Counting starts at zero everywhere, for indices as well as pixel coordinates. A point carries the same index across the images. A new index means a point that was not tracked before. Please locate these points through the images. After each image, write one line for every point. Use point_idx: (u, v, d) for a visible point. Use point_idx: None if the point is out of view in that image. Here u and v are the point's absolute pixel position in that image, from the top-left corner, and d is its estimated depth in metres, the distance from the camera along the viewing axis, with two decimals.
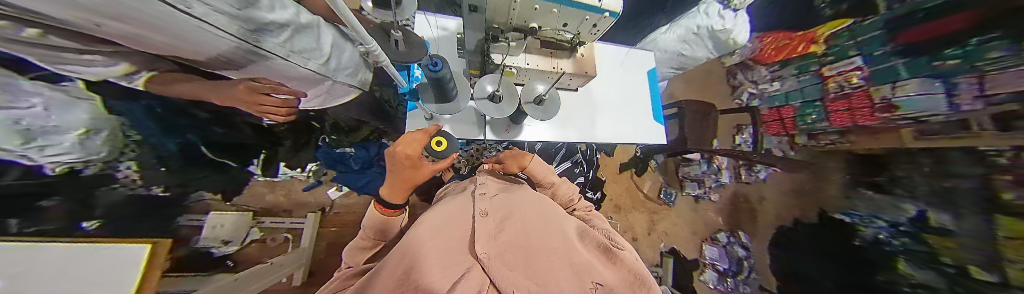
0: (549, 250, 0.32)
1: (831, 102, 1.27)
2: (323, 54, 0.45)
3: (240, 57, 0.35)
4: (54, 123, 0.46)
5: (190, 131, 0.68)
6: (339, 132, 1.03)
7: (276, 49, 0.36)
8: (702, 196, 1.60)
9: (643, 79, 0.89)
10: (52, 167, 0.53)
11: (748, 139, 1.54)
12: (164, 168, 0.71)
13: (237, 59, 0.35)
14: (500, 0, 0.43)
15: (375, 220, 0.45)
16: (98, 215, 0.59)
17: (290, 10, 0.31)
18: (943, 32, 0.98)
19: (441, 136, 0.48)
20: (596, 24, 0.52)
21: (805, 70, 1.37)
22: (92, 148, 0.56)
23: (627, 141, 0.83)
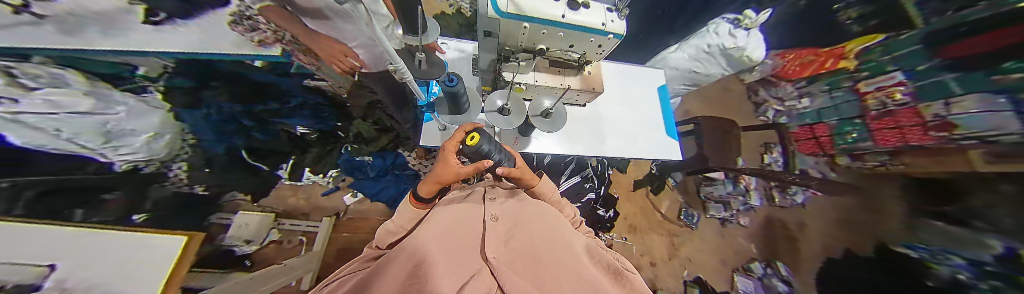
0: (559, 262, 0.30)
1: (874, 120, 1.07)
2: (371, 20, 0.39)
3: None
4: (131, 127, 0.53)
5: (236, 136, 0.80)
6: (361, 141, 1.12)
7: None
8: (730, 219, 1.52)
9: (652, 95, 0.89)
10: (121, 165, 0.56)
11: (777, 159, 1.40)
12: (209, 169, 0.78)
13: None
14: (511, 25, 0.47)
15: (409, 211, 0.44)
16: (147, 208, 0.63)
17: None
18: (995, 45, 0.76)
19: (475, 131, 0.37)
20: (601, 45, 0.53)
21: (836, 87, 1.25)
22: (156, 150, 0.62)
23: (640, 156, 0.80)
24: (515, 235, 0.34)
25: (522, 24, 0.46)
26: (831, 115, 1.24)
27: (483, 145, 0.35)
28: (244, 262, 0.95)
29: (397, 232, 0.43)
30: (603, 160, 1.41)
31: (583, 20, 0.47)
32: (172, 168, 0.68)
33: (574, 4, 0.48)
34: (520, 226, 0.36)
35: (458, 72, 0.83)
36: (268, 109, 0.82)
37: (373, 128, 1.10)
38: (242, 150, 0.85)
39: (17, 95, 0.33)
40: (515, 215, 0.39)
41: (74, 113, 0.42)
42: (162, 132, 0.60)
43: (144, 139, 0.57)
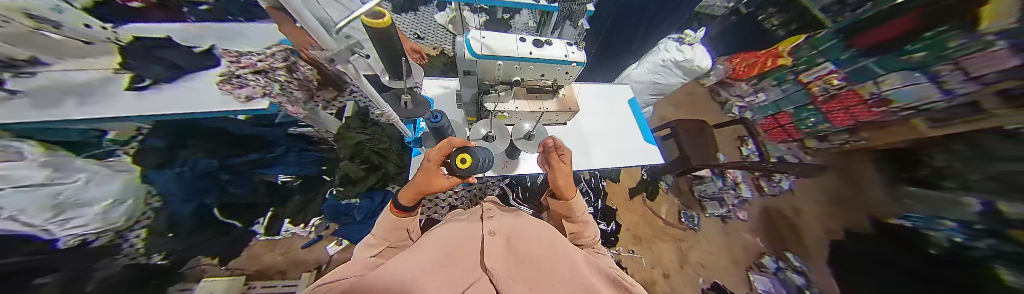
0: (564, 272, 0.27)
1: (823, 104, 1.28)
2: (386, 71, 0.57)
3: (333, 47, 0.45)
4: (87, 196, 0.49)
5: (208, 194, 0.75)
6: (347, 183, 1.03)
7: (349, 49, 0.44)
8: (728, 215, 1.50)
9: (625, 108, 0.96)
10: (66, 239, 0.48)
11: (753, 150, 1.55)
12: (173, 234, 0.70)
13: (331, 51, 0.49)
14: (485, 64, 0.52)
15: (388, 220, 0.43)
16: (91, 290, 0.53)
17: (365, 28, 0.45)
18: (901, 27, 0.93)
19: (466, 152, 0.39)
20: (568, 71, 0.59)
21: (782, 80, 1.46)
22: (112, 218, 0.55)
23: (627, 164, 0.83)
24: (515, 249, 0.31)
25: (495, 62, 0.52)
26: (787, 104, 1.45)
27: (476, 164, 0.38)
28: None
29: (376, 246, 0.40)
30: (595, 172, 1.43)
31: (548, 54, 0.53)
32: (128, 238, 0.60)
33: (539, 43, 0.54)
34: (520, 241, 0.34)
35: (444, 107, 0.87)
36: (250, 160, 0.85)
37: (361, 167, 1.03)
38: (215, 208, 0.79)
39: None
40: (514, 232, 0.37)
41: (23, 186, 0.39)
42: (119, 200, 0.56)
43: (98, 208, 0.52)
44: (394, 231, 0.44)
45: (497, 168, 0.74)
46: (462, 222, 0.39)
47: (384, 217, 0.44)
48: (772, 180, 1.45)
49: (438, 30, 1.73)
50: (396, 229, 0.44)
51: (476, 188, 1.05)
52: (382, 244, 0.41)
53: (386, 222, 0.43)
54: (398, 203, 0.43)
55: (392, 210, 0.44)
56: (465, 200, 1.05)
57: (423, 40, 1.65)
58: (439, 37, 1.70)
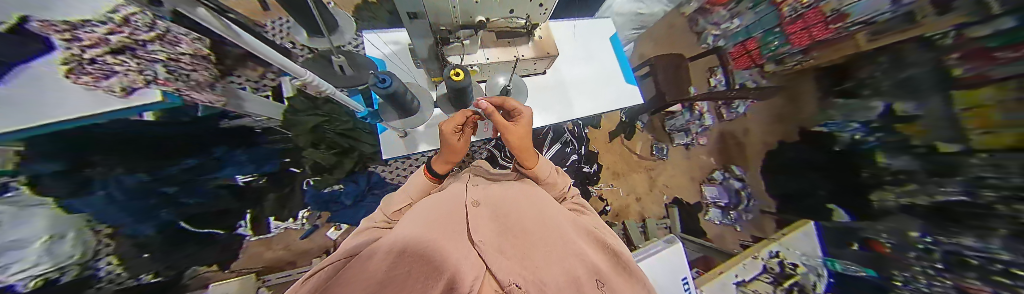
0: (546, 237, 0.29)
1: (789, 25, 1.30)
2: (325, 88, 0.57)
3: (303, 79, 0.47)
4: (11, 239, 0.39)
5: (164, 209, 0.63)
6: (322, 171, 0.99)
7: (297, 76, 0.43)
8: (691, 143, 1.69)
9: (607, 46, 0.90)
10: (26, 283, 0.41)
11: (722, 80, 1.61)
12: (148, 254, 0.65)
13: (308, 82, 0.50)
14: (436, 1, 0.40)
15: (420, 184, 0.43)
16: None
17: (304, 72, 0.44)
18: None
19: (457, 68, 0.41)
20: (542, 3, 0.49)
21: (758, 2, 1.38)
22: (63, 253, 0.47)
23: (609, 110, 0.85)
24: (502, 220, 0.32)
25: None
26: (757, 28, 1.43)
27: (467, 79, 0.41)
28: None
29: (401, 202, 0.39)
30: (578, 122, 1.49)
31: None
32: (98, 267, 0.54)
33: None
34: (506, 210, 0.34)
35: (397, 70, 0.76)
36: (190, 168, 0.66)
37: (330, 153, 0.97)
38: (181, 221, 0.70)
39: None
40: (499, 201, 0.37)
41: None
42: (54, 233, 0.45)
43: (39, 246, 0.43)
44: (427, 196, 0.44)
45: (479, 132, 0.74)
46: (450, 192, 0.39)
47: (417, 181, 0.43)
48: (731, 107, 1.61)
49: None
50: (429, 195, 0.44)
51: (464, 154, 1.06)
52: (410, 202, 0.40)
53: (418, 184, 0.43)
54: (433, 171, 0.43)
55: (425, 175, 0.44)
56: (454, 168, 1.05)
57: None
58: None
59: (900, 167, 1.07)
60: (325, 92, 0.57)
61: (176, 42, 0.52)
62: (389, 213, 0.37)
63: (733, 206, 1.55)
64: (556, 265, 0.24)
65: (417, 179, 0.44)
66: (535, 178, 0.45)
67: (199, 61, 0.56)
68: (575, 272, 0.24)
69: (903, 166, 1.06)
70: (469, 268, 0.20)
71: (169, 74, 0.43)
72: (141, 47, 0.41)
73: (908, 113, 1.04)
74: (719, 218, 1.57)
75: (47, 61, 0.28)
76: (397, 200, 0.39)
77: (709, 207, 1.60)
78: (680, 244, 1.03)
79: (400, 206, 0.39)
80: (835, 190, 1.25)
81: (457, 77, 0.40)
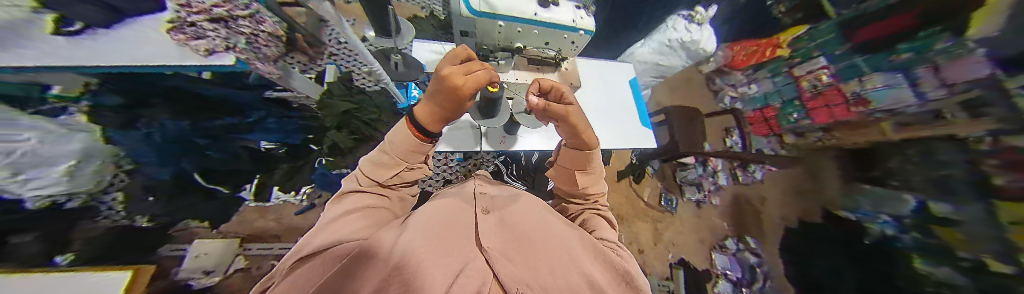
0: (552, 251, 0.27)
1: (808, 100, 1.31)
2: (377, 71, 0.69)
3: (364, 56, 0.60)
4: (48, 156, 0.42)
5: (188, 157, 0.67)
6: (336, 153, 0.97)
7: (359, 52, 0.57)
8: (703, 200, 1.71)
9: (626, 89, 0.95)
10: (36, 199, 0.44)
11: (738, 141, 1.64)
12: (153, 197, 0.66)
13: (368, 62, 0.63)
14: (489, 22, 0.51)
15: (406, 142, 0.37)
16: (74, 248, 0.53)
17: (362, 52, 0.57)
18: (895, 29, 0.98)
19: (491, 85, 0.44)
20: (574, 41, 0.59)
21: (778, 73, 1.46)
22: (81, 181, 0.50)
23: (625, 146, 0.85)
24: (510, 230, 0.30)
25: (496, 22, 0.51)
26: (774, 97, 1.47)
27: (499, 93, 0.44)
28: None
29: (394, 166, 0.38)
30: None
31: (554, 18, 0.53)
32: (105, 199, 0.56)
33: (544, 2, 0.53)
34: (514, 222, 0.32)
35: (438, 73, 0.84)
36: (224, 125, 0.72)
37: (351, 138, 0.96)
38: (195, 173, 0.72)
39: None
40: (507, 211, 0.35)
41: None
42: (88, 159, 0.48)
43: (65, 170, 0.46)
44: (413, 154, 0.39)
45: (495, 144, 0.75)
46: (458, 199, 0.38)
47: (401, 136, 0.37)
48: (747, 170, 1.55)
49: None
50: (415, 152, 0.39)
51: (470, 163, 1.04)
52: (401, 164, 0.38)
53: (401, 141, 0.37)
54: (415, 123, 0.36)
55: (409, 128, 0.37)
56: (459, 174, 1.04)
57: None
58: None
59: (944, 278, 0.79)
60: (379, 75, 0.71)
61: (258, 21, 0.73)
62: (384, 178, 0.37)
63: (746, 283, 1.42)
64: (564, 280, 0.22)
65: (403, 132, 0.37)
66: (587, 162, 0.49)
67: (268, 37, 0.75)
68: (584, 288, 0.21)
69: (947, 277, 0.78)
70: (477, 271, 0.19)
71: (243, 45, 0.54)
72: (231, 19, 0.61)
73: (941, 216, 0.82)
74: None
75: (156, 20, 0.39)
76: (385, 163, 0.37)
77: (719, 278, 1.50)
78: None
79: (394, 170, 0.38)
80: (864, 279, 1.01)
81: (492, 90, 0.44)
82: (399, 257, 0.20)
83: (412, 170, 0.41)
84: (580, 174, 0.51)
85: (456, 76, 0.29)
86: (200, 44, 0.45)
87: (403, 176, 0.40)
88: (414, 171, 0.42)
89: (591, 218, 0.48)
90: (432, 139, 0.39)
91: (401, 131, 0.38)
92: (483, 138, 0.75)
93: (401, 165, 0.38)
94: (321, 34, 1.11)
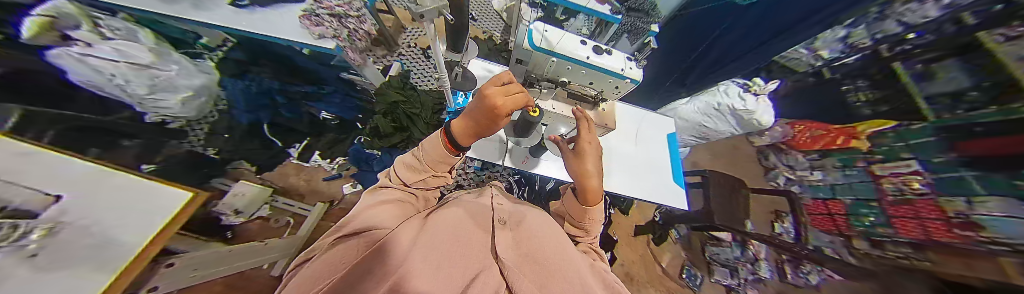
0: (566, 275, 0.24)
1: (891, 206, 1.12)
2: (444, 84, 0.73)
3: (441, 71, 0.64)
4: (174, 85, 0.64)
5: (264, 111, 0.84)
6: (375, 135, 1.04)
7: (443, 67, 0.62)
8: (736, 288, 1.34)
9: (663, 141, 0.91)
10: (151, 116, 0.66)
11: (789, 229, 1.41)
12: (228, 134, 0.79)
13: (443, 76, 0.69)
14: (541, 57, 0.57)
15: (438, 153, 0.38)
16: (157, 160, 0.66)
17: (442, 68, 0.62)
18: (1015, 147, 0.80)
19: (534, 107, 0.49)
20: (619, 86, 0.61)
21: (848, 165, 1.35)
22: (188, 108, 0.69)
23: (652, 200, 0.77)
24: (524, 245, 0.28)
25: (549, 58, 0.57)
26: (846, 193, 1.32)
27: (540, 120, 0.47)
28: (225, 233, 0.89)
29: (424, 171, 0.40)
30: (607, 198, 1.42)
31: (604, 63, 0.56)
32: (196, 127, 0.74)
33: (597, 50, 0.58)
34: (527, 237, 0.30)
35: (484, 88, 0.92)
36: (302, 91, 0.89)
37: (390, 125, 1.03)
38: (265, 124, 0.88)
39: (91, 41, 0.52)
40: (520, 223, 0.34)
41: (135, 64, 0.57)
42: (198, 94, 0.69)
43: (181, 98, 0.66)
44: (441, 164, 0.40)
45: (517, 162, 0.75)
46: (475, 203, 0.39)
47: (434, 144, 0.38)
48: (801, 269, 1.30)
49: (493, 14, 1.71)
50: (444, 163, 0.40)
51: (487, 174, 1.06)
52: (430, 171, 0.40)
53: (433, 150, 0.38)
54: (453, 140, 0.37)
55: (443, 139, 0.39)
56: (471, 182, 1.05)
57: (476, 22, 1.65)
58: (492, 21, 1.68)
59: None
60: (443, 87, 0.76)
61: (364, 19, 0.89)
62: (411, 180, 0.39)
63: None
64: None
65: (435, 142, 0.39)
66: (585, 215, 0.46)
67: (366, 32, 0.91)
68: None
69: None
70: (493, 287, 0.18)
71: (348, 36, 0.68)
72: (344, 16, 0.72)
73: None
74: None
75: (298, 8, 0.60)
76: (417, 168, 0.40)
77: None
78: None
79: (424, 175, 0.40)
80: None
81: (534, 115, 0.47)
82: (414, 246, 0.21)
83: (438, 177, 0.42)
84: (574, 224, 0.47)
85: (497, 96, 0.32)
86: (318, 31, 0.58)
87: (428, 181, 0.41)
88: (439, 178, 0.43)
89: (591, 251, 0.43)
90: (461, 152, 0.40)
91: (434, 140, 0.39)
92: (507, 155, 0.76)
93: (431, 172, 0.40)
94: (398, 38, 1.33)
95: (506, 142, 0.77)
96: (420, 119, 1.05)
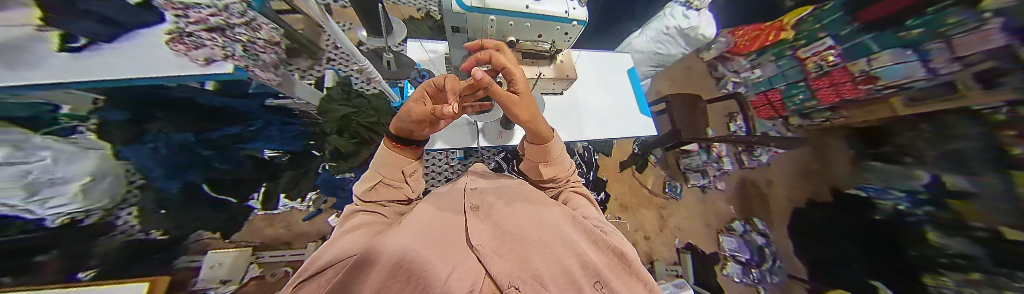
0: (538, 244, 0.29)
1: (814, 81, 1.25)
2: (373, 76, 0.73)
3: (360, 60, 0.63)
4: (59, 175, 0.47)
5: (193, 169, 0.73)
6: (339, 158, 1.00)
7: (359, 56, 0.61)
8: (707, 186, 1.65)
9: (624, 78, 0.94)
10: (53, 218, 0.49)
11: (741, 125, 1.59)
12: (164, 210, 0.71)
13: (367, 70, 0.68)
14: (479, 19, 0.52)
15: (386, 154, 0.41)
16: (94, 264, 0.56)
17: (358, 59, 0.61)
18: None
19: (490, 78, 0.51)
20: (568, 32, 0.59)
21: (781, 55, 1.42)
22: (93, 196, 0.54)
23: (623, 136, 0.84)
24: (502, 224, 0.33)
25: (487, 17, 0.51)
26: (780, 80, 1.42)
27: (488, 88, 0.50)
28: None
29: (371, 181, 0.41)
30: (589, 147, 1.52)
31: (547, 10, 0.53)
32: (120, 215, 0.61)
33: None
34: (504, 212, 0.35)
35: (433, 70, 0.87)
36: (228, 135, 0.78)
37: (351, 142, 0.97)
38: (203, 185, 0.78)
39: None
40: (496, 199, 0.38)
41: None
42: (99, 177, 0.53)
43: (76, 186, 0.50)
44: (389, 166, 0.41)
45: (492, 139, 0.75)
46: (451, 195, 0.41)
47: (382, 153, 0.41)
48: (751, 155, 1.51)
49: None
50: (391, 164, 0.41)
51: (472, 160, 1.06)
52: (374, 179, 0.41)
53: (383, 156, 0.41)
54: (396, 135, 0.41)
55: (391, 144, 0.42)
56: (459, 173, 1.05)
57: None
58: None
59: (958, 251, 0.77)
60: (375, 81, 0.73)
61: (257, 29, 0.81)
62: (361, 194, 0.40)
63: (756, 264, 1.36)
64: (552, 270, 0.26)
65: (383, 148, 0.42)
66: (546, 154, 0.49)
67: (267, 45, 0.83)
68: (570, 273, 0.26)
69: (961, 249, 0.76)
70: (471, 278, 0.22)
71: (245, 55, 0.67)
72: (229, 28, 0.67)
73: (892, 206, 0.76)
74: (739, 276, 1.40)
75: (165, 25, 0.51)
76: (366, 179, 0.41)
77: (728, 260, 1.46)
78: (689, 288, 1.11)
79: (368, 185, 0.40)
80: (870, 265, 0.97)
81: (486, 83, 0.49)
82: (402, 266, 0.24)
83: (391, 186, 0.42)
84: (544, 166, 0.51)
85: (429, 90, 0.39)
86: (201, 54, 0.54)
87: (381, 191, 0.41)
88: (397, 189, 0.43)
89: (569, 198, 0.49)
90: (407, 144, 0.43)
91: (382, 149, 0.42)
92: (480, 135, 0.75)
93: (378, 180, 0.41)
94: (317, 42, 1.17)
95: (474, 123, 0.76)
96: (381, 128, 1.00)
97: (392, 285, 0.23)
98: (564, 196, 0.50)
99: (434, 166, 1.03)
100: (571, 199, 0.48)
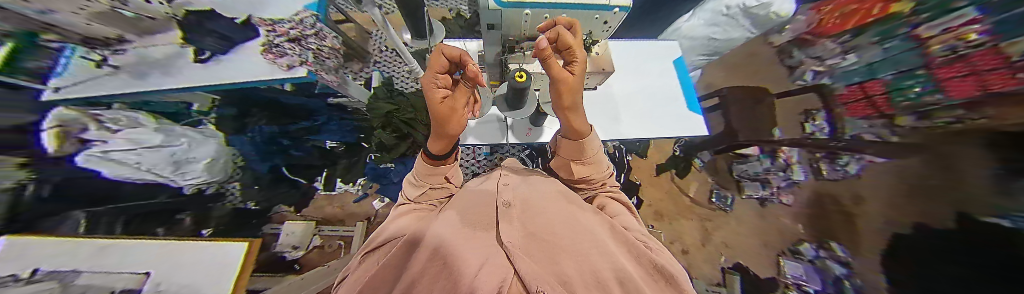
0: (575, 249, 0.24)
1: (937, 67, 0.76)
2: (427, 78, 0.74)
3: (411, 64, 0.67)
4: (194, 155, 0.72)
5: (276, 156, 0.91)
6: (383, 150, 1.09)
7: None
8: (769, 199, 1.33)
9: (670, 69, 0.84)
10: (190, 187, 0.74)
11: (823, 126, 1.14)
12: (257, 186, 0.89)
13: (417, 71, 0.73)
14: (513, 15, 0.52)
15: (423, 166, 0.43)
16: (212, 224, 0.78)
17: None
18: None
19: (521, 72, 0.48)
20: (608, 21, 0.55)
21: (888, 35, 0.91)
22: (214, 172, 0.78)
23: (667, 134, 0.75)
24: (532, 223, 0.29)
25: (522, 11, 0.51)
26: (887, 67, 0.90)
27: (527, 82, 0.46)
28: (294, 266, 1.03)
29: (421, 186, 0.45)
30: (620, 147, 1.43)
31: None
32: (229, 187, 0.83)
33: None
34: (536, 213, 0.32)
35: None
36: (302, 128, 0.96)
37: (392, 136, 1.07)
38: (283, 168, 0.96)
39: (105, 137, 0.56)
40: (529, 201, 0.36)
41: (149, 147, 0.63)
42: (216, 158, 0.77)
43: (206, 162, 0.75)
44: (431, 176, 0.44)
45: (521, 136, 0.75)
46: (483, 192, 0.41)
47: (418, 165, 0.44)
48: (835, 162, 1.09)
49: None
50: (431, 175, 0.44)
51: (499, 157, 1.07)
52: (424, 185, 0.45)
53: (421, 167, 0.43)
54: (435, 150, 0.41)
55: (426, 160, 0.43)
56: (487, 168, 1.08)
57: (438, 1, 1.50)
58: None
59: None
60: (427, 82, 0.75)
61: (324, 38, 0.91)
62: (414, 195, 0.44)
63: None
64: (590, 276, 0.19)
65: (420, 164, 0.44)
66: (582, 151, 0.47)
67: (331, 51, 0.92)
68: (615, 283, 0.19)
69: None
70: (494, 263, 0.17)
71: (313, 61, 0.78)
72: (303, 38, 0.79)
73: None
74: None
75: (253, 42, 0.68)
76: (415, 184, 0.45)
77: (791, 290, 1.16)
78: None
79: (420, 189, 0.44)
80: None
81: (520, 80, 0.46)
82: (429, 247, 0.23)
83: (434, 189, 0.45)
84: (577, 165, 0.49)
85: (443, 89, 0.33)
86: (284, 61, 0.69)
87: (429, 194, 0.45)
88: (438, 190, 0.46)
89: (606, 203, 0.46)
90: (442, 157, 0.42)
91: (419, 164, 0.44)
92: (509, 132, 0.75)
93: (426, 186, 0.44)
94: (367, 46, 1.30)
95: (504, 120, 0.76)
96: (415, 122, 1.07)
97: (429, 274, 0.17)
98: (600, 201, 0.47)
99: (463, 160, 1.08)
100: (605, 204, 0.46)
